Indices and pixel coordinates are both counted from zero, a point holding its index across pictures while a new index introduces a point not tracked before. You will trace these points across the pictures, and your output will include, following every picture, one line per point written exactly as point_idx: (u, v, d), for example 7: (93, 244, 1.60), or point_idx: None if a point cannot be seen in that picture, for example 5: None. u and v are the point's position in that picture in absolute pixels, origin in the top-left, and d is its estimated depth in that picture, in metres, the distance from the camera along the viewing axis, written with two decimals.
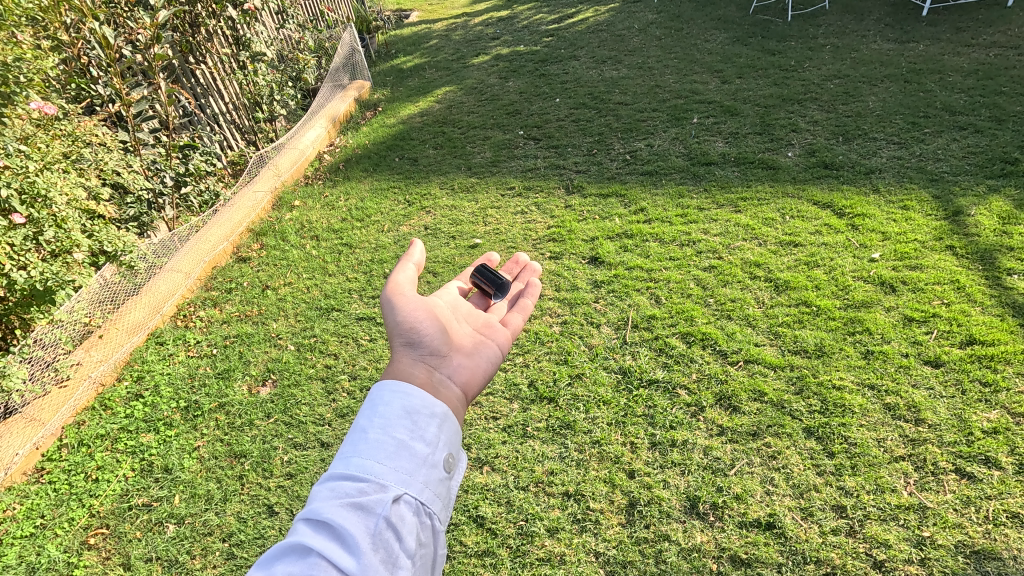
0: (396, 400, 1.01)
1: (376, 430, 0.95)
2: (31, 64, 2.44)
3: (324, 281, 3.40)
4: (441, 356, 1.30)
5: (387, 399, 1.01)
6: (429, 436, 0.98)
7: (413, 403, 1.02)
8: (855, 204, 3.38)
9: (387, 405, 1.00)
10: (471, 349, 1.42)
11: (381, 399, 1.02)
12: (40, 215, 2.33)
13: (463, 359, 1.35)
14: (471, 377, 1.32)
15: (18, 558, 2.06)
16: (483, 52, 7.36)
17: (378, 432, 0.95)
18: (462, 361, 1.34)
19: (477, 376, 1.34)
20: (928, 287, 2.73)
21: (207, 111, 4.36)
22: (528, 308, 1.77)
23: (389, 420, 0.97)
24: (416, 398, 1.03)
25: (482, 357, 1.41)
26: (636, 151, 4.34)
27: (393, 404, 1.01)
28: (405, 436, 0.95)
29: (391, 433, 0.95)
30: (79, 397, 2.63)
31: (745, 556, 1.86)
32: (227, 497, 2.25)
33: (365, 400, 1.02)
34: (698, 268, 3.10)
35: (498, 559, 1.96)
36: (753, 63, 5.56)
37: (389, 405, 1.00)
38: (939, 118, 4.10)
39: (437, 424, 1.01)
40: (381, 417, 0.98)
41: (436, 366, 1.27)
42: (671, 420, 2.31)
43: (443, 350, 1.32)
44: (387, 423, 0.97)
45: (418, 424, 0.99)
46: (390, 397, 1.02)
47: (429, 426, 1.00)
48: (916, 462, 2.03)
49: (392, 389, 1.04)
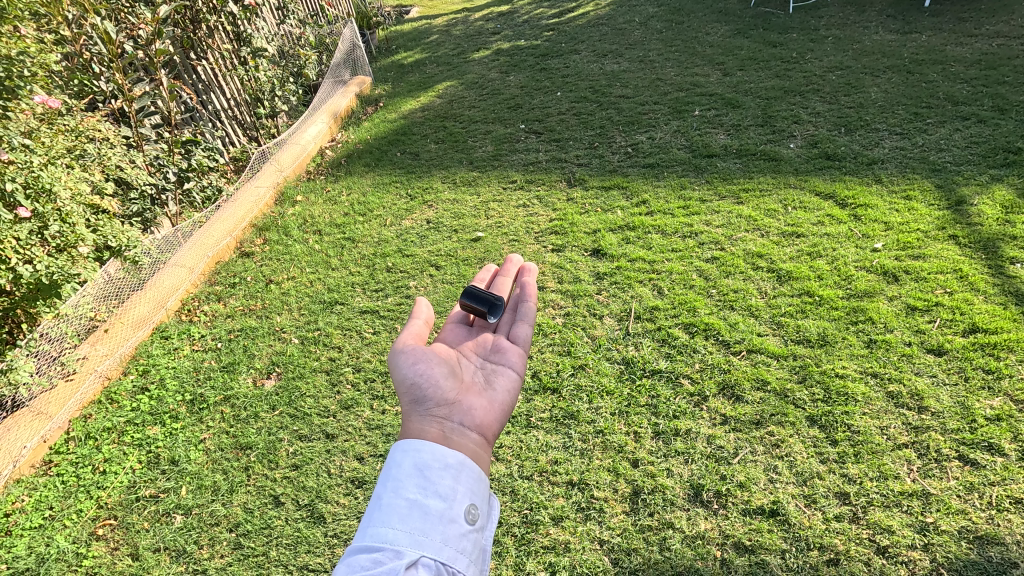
0: (406, 459, 1.03)
1: (388, 494, 0.96)
2: (35, 58, 2.45)
3: (327, 275, 3.41)
4: (452, 403, 1.31)
5: (398, 461, 1.03)
6: (444, 489, 0.99)
7: (424, 459, 1.03)
8: (857, 194, 3.38)
9: (399, 466, 1.02)
10: (481, 388, 1.43)
11: (393, 461, 1.03)
12: (44, 209, 2.34)
13: (475, 400, 1.35)
14: (485, 416, 1.32)
15: (27, 549, 2.09)
16: (484, 47, 7.35)
17: (391, 495, 0.96)
18: (475, 403, 1.34)
19: (491, 414, 1.34)
20: (931, 276, 2.72)
21: (209, 108, 4.35)
22: (531, 316, 1.73)
23: (402, 481, 0.99)
24: (427, 453, 1.05)
25: (493, 393, 1.42)
26: (637, 144, 4.34)
27: (404, 463, 1.02)
28: (418, 495, 0.96)
29: (404, 495, 0.96)
30: (85, 390, 2.64)
31: (749, 543, 1.86)
32: (234, 488, 2.26)
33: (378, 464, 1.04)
34: (700, 259, 3.10)
35: (503, 547, 1.98)
36: (755, 55, 5.55)
37: (400, 466, 1.02)
38: (941, 109, 4.09)
39: (452, 476, 1.02)
40: (393, 480, 0.99)
41: (446, 417, 1.26)
42: (674, 410, 2.32)
43: (453, 396, 1.33)
44: (399, 484, 0.98)
45: (431, 480, 1.00)
46: (401, 457, 1.03)
47: (443, 479, 1.01)
48: (919, 449, 2.03)
49: (403, 449, 1.06)
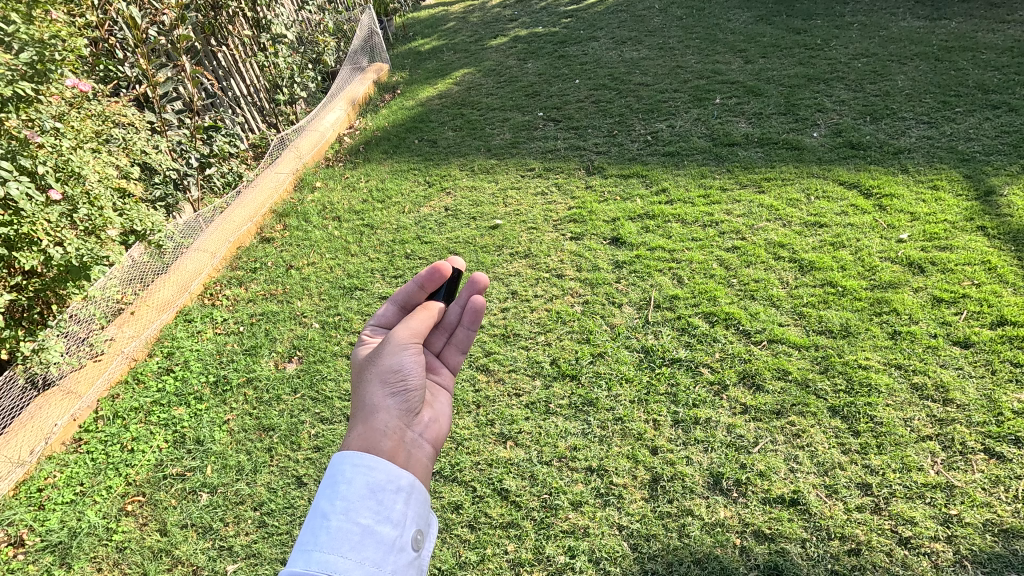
0: (358, 477, 1.00)
1: (338, 516, 0.94)
2: (64, 42, 2.46)
3: (347, 261, 3.44)
4: (415, 412, 1.33)
5: (349, 476, 1.00)
6: (395, 516, 0.98)
7: (377, 480, 1.01)
8: (883, 183, 3.32)
9: (349, 484, 0.99)
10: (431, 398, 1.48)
11: (343, 476, 1.00)
12: (73, 193, 2.36)
13: (430, 411, 1.41)
14: (437, 427, 1.39)
15: (59, 522, 2.15)
16: (502, 34, 7.30)
17: (341, 519, 0.94)
18: (429, 414, 1.40)
19: (441, 424, 1.41)
20: (958, 267, 2.68)
21: (230, 94, 4.37)
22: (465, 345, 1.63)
23: (353, 503, 0.96)
24: (381, 472, 1.02)
25: (440, 407, 1.48)
26: (657, 132, 4.30)
27: (355, 481, 0.99)
28: (370, 521, 0.95)
29: (355, 519, 0.94)
30: (113, 370, 2.71)
31: (769, 531, 1.86)
32: (257, 468, 2.31)
33: (325, 476, 1.00)
34: (721, 248, 3.07)
35: (523, 530, 2.00)
36: (778, 42, 5.45)
37: (350, 484, 0.99)
38: (971, 97, 4.00)
39: (404, 499, 1.01)
40: (342, 499, 0.97)
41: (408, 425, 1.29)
42: (694, 398, 2.31)
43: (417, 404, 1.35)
44: (349, 506, 0.96)
45: (383, 504, 0.98)
46: (351, 473, 1.00)
47: (396, 502, 1.00)
48: (943, 441, 2.01)
49: (354, 463, 1.02)
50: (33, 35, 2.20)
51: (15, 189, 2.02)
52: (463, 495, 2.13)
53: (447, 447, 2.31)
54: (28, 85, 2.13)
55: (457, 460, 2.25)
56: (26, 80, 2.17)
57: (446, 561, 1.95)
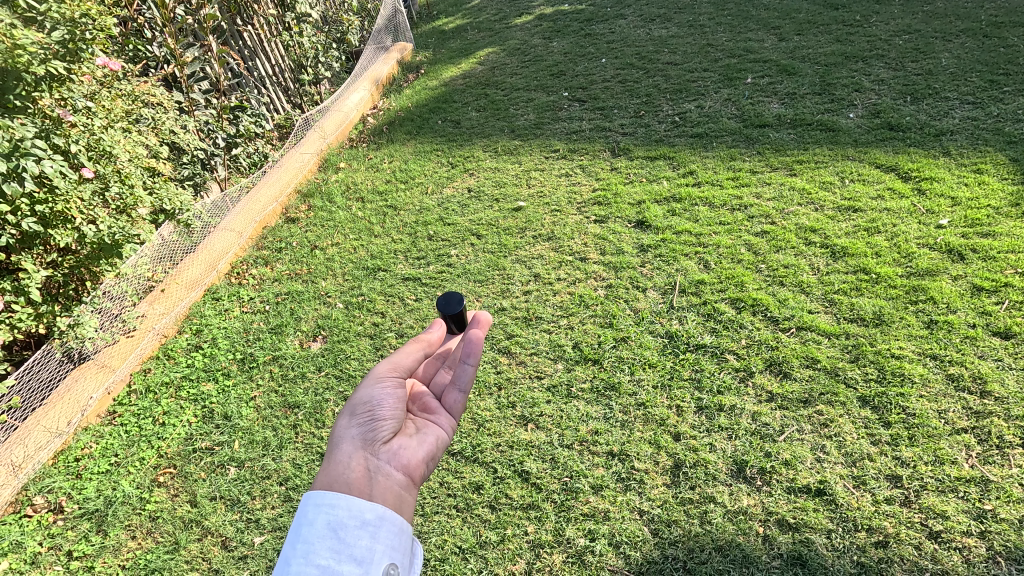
0: (319, 518, 1.01)
1: (298, 560, 0.95)
2: (95, 21, 2.44)
3: (371, 242, 3.45)
4: (381, 442, 1.35)
5: (310, 518, 1.01)
6: (358, 553, 0.97)
7: (338, 517, 1.01)
8: (922, 166, 3.19)
9: (311, 525, 1.00)
10: (412, 431, 1.47)
11: (306, 518, 1.02)
12: (105, 171, 2.42)
13: (405, 441, 1.40)
14: (409, 456, 1.36)
15: (95, 491, 2.23)
16: (528, 12, 7.18)
17: (300, 562, 0.94)
18: (404, 443, 1.39)
19: (420, 459, 1.38)
20: (1001, 255, 2.56)
21: (255, 74, 4.39)
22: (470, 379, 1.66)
23: (314, 544, 0.97)
24: (342, 511, 1.03)
25: (422, 436, 1.46)
26: (685, 113, 4.19)
27: (317, 522, 1.01)
28: (330, 560, 0.95)
29: (315, 562, 0.95)
30: (145, 346, 2.78)
31: (793, 521, 1.83)
32: (283, 444, 2.35)
33: (291, 522, 1.02)
34: (750, 233, 3.00)
35: (543, 512, 2.00)
36: (814, 19, 5.24)
37: (312, 525, 1.00)
38: (1021, 75, 3.80)
39: (369, 535, 1.01)
40: (304, 542, 0.98)
41: (375, 452, 1.32)
42: (719, 385, 2.28)
43: (387, 436, 1.38)
44: (309, 549, 0.96)
45: (345, 542, 0.98)
46: (314, 515, 1.02)
47: (359, 539, 1.00)
48: (980, 435, 1.95)
49: (317, 503, 1.04)
50: (64, 14, 2.17)
51: (50, 168, 2.05)
52: (484, 476, 2.15)
53: (468, 428, 2.32)
54: (61, 64, 2.11)
55: (479, 441, 2.26)
56: (59, 60, 2.15)
57: (466, 540, 1.98)
